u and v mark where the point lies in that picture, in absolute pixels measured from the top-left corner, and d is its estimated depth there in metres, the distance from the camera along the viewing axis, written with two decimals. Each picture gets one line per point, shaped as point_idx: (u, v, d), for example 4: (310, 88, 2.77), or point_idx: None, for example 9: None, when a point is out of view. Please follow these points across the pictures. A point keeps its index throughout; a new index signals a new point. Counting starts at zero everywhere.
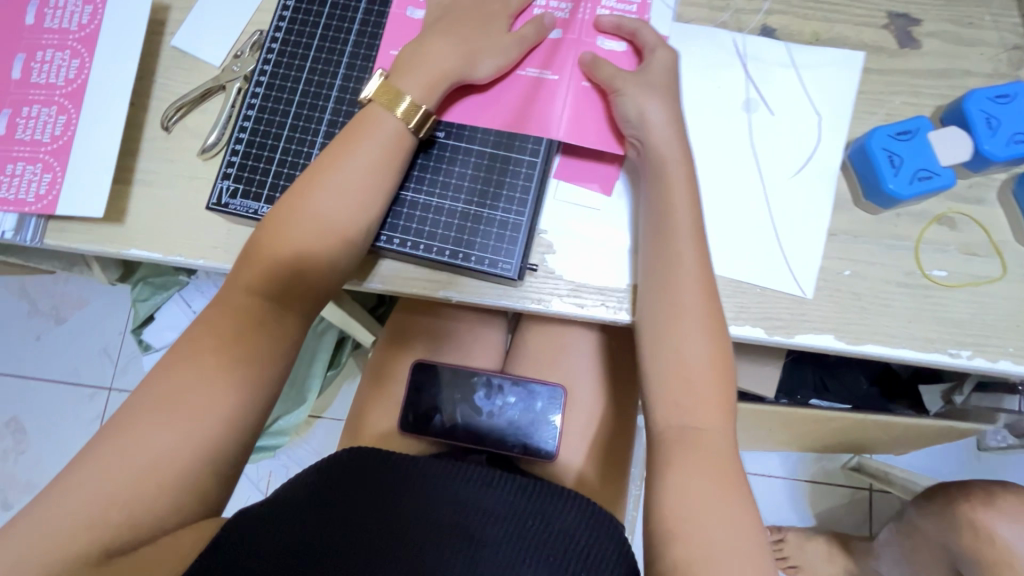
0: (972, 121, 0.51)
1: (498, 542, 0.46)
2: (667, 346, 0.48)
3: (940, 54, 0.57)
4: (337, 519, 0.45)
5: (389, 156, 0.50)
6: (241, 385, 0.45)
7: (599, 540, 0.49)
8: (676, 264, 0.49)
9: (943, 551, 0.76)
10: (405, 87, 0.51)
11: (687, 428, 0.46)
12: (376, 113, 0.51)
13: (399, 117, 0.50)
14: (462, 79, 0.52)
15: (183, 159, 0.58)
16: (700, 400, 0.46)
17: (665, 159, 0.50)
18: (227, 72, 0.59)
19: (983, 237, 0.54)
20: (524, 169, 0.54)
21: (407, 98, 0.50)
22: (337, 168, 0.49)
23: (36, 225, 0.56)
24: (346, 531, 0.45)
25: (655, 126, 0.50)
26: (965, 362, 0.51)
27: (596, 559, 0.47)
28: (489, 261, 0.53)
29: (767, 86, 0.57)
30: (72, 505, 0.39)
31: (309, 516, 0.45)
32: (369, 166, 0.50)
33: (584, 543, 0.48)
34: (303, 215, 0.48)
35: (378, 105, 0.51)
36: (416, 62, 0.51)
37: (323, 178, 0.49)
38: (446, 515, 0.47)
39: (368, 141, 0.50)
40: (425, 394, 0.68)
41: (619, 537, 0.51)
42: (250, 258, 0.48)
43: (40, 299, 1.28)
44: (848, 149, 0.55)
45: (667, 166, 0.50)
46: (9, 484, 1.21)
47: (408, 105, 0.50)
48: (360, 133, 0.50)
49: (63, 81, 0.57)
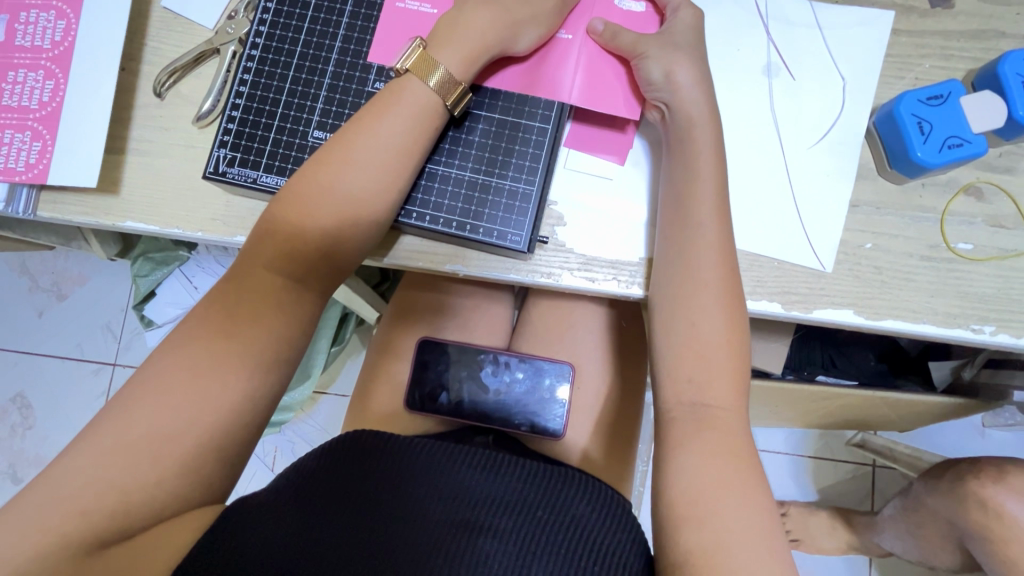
0: (1007, 85, 0.49)
1: (506, 526, 0.46)
2: (683, 320, 0.46)
3: (973, 15, 0.53)
4: (341, 509, 0.45)
5: (418, 131, 0.48)
6: (243, 363, 0.43)
7: (608, 521, 0.49)
8: (694, 238, 0.47)
9: (950, 527, 0.76)
10: (444, 59, 0.48)
11: (701, 406, 0.45)
12: (411, 84, 0.48)
13: (433, 89, 0.48)
14: (503, 50, 0.50)
15: (178, 127, 0.56)
16: (715, 373, 0.45)
17: (688, 123, 0.48)
18: (222, 34, 0.56)
19: (1012, 209, 0.52)
20: (535, 135, 0.52)
21: (443, 69, 0.48)
22: (363, 142, 0.47)
23: (28, 196, 0.54)
24: (349, 523, 0.44)
25: (680, 89, 0.48)
26: (987, 338, 0.50)
27: (607, 544, 0.46)
28: (498, 233, 0.51)
29: (791, 49, 0.54)
30: (72, 484, 0.38)
31: (311, 508, 0.45)
32: (399, 140, 0.47)
33: (593, 524, 0.48)
34: (328, 192, 0.46)
35: (414, 76, 0.48)
36: (454, 32, 0.49)
37: (347, 152, 0.47)
38: (450, 507, 0.47)
39: (399, 114, 0.47)
40: (431, 371, 0.67)
41: (629, 518, 0.50)
42: (270, 235, 0.46)
43: (40, 276, 1.26)
44: (874, 116, 0.52)
45: (690, 130, 0.48)
46: (18, 459, 1.21)
47: (443, 77, 0.48)
48: (388, 105, 0.48)
49: (49, 43, 0.55)
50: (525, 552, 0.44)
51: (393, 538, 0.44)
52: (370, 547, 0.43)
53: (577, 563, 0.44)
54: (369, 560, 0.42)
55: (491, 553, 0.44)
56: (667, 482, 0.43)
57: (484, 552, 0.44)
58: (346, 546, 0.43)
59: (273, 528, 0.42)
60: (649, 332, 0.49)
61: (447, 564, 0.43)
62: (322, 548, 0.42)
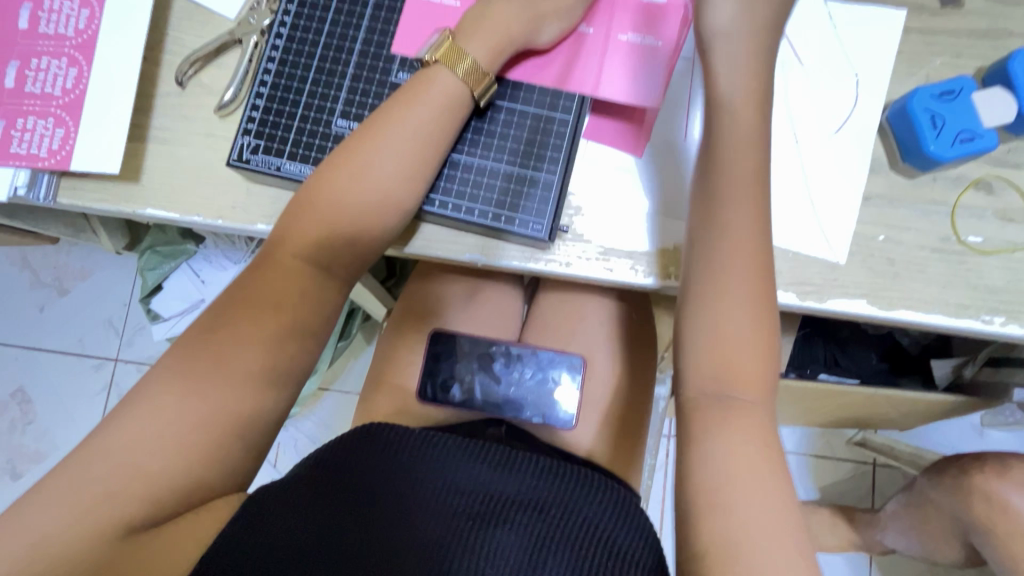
0: (1016, 80, 0.50)
1: (519, 522, 0.46)
2: (717, 308, 0.45)
3: (983, 14, 0.55)
4: (356, 500, 0.46)
5: (442, 120, 0.49)
6: (273, 347, 0.44)
7: (620, 521, 0.49)
8: (730, 217, 0.46)
9: (954, 521, 0.77)
10: (471, 49, 0.49)
11: (732, 396, 0.44)
12: (438, 73, 0.49)
13: (460, 78, 0.49)
14: (526, 43, 0.51)
15: (199, 117, 0.56)
16: (740, 370, 0.44)
17: (710, 103, 0.49)
18: (244, 25, 0.57)
19: (1021, 203, 0.53)
20: (557, 127, 0.53)
21: (470, 59, 0.49)
22: (392, 131, 0.48)
23: (49, 182, 0.54)
24: (363, 516, 0.45)
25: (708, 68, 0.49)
26: (997, 329, 0.51)
27: (618, 539, 0.46)
28: (520, 222, 0.52)
29: (807, 46, 0.55)
30: (104, 465, 0.38)
31: (324, 502, 0.45)
32: (424, 129, 0.48)
33: (605, 524, 0.48)
34: (356, 178, 0.47)
35: (442, 66, 0.49)
36: (478, 28, 0.50)
37: (375, 140, 0.48)
38: (463, 500, 0.47)
39: (425, 104, 0.48)
40: (444, 363, 0.69)
41: (641, 520, 0.50)
42: (295, 220, 0.47)
43: (42, 269, 1.26)
44: (887, 111, 0.53)
45: (712, 111, 0.49)
46: (18, 453, 1.21)
47: (471, 67, 0.49)
48: (414, 95, 0.49)
49: (73, 32, 0.55)
50: (538, 547, 0.44)
51: (407, 531, 0.44)
52: (381, 538, 0.44)
53: (588, 560, 0.44)
54: (380, 550, 0.43)
55: (503, 548, 0.44)
56: (679, 462, 0.45)
57: (495, 546, 0.44)
58: (359, 539, 0.43)
59: (290, 519, 0.43)
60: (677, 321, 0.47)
61: (459, 554, 0.43)
62: (335, 536, 0.43)
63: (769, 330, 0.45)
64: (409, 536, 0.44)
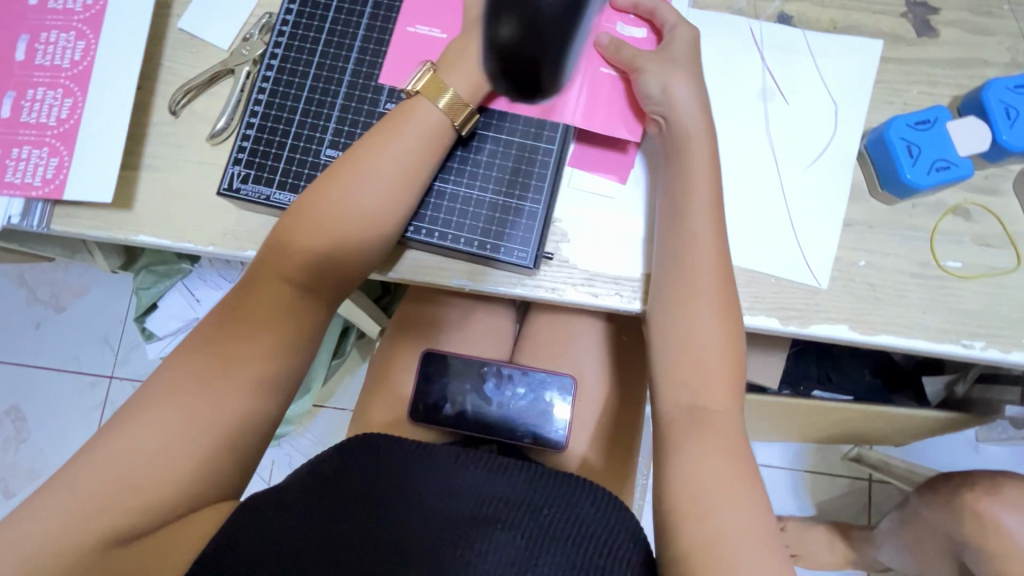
0: (991, 111, 0.51)
1: (510, 523, 0.46)
2: (679, 326, 0.48)
3: (958, 44, 0.56)
4: (346, 505, 0.45)
5: (426, 150, 0.50)
6: (259, 375, 0.44)
7: (611, 522, 0.48)
8: (694, 238, 0.49)
9: (947, 541, 0.77)
10: (453, 82, 0.50)
11: (699, 409, 0.47)
12: (421, 105, 0.50)
13: (442, 110, 0.50)
14: None
15: (192, 145, 0.57)
16: (705, 382, 0.47)
17: (687, 135, 0.50)
18: (236, 56, 0.58)
19: (999, 228, 0.54)
20: (541, 156, 0.54)
21: (452, 92, 0.50)
22: (376, 160, 0.49)
23: (42, 211, 0.55)
24: (354, 520, 0.44)
25: (680, 101, 0.50)
26: (978, 353, 0.51)
27: (610, 543, 0.46)
28: (505, 249, 0.53)
29: (786, 75, 0.56)
30: (86, 492, 0.38)
31: (314, 508, 0.44)
32: (410, 158, 0.49)
33: (595, 526, 0.47)
34: (341, 207, 0.48)
35: (423, 98, 0.50)
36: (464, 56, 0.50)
37: (361, 168, 0.49)
38: (456, 504, 0.47)
39: (409, 133, 0.49)
40: (435, 383, 0.67)
41: (631, 519, 0.50)
42: (281, 250, 0.47)
43: (39, 288, 1.27)
44: (865, 139, 0.55)
45: (690, 142, 0.50)
46: (11, 472, 1.20)
47: (451, 99, 0.50)
48: (400, 125, 0.50)
49: (68, 63, 0.56)
50: (531, 550, 0.44)
51: (398, 535, 0.44)
52: (372, 542, 0.43)
53: (580, 561, 0.44)
54: (371, 554, 0.42)
55: (497, 549, 0.44)
56: (660, 483, 0.46)
57: (488, 547, 0.44)
58: (351, 543, 0.43)
59: (280, 525, 0.42)
60: (646, 338, 0.51)
61: (452, 556, 0.43)
62: (326, 541, 0.42)
63: (735, 346, 0.48)
64: (401, 541, 0.43)
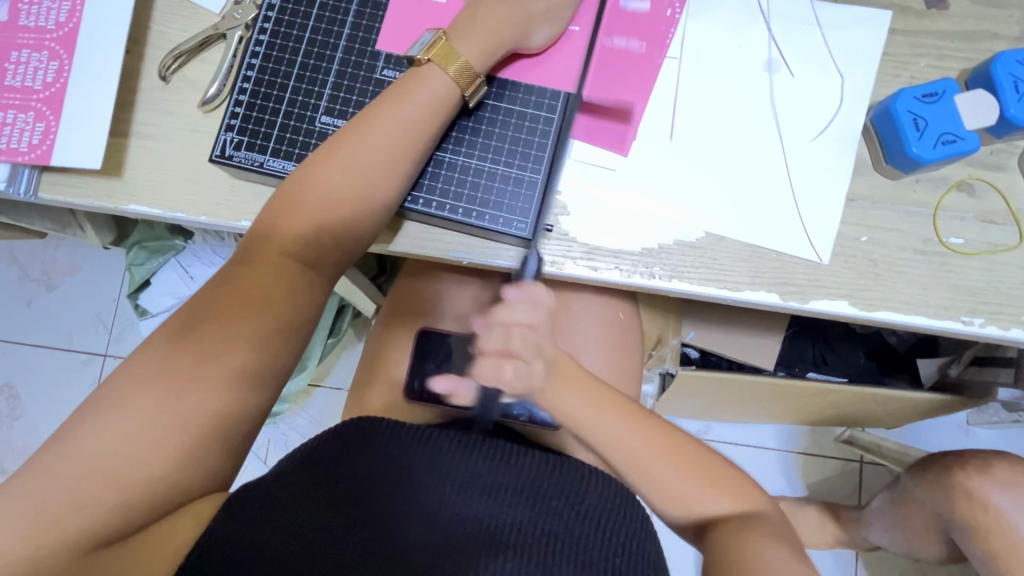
0: (998, 84, 0.50)
1: (517, 526, 0.44)
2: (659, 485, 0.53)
3: (967, 16, 0.55)
4: (344, 516, 0.43)
5: (433, 113, 0.49)
6: (252, 345, 0.44)
7: (619, 517, 0.47)
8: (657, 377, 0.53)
9: (934, 517, 0.78)
10: (461, 48, 0.49)
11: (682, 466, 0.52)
12: (427, 68, 0.49)
13: (451, 76, 0.49)
14: (516, 46, 0.51)
15: (182, 112, 0.56)
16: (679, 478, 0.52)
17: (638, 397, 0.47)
18: (229, 19, 0.56)
19: (1002, 205, 0.53)
20: (541, 126, 0.53)
21: (462, 59, 0.49)
22: (379, 127, 0.47)
23: (30, 176, 0.54)
24: (356, 524, 0.43)
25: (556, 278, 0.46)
26: (976, 330, 0.51)
27: (625, 548, 0.45)
28: (503, 220, 0.52)
29: (792, 46, 0.55)
30: (82, 456, 0.38)
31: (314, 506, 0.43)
32: (416, 125, 0.48)
33: (605, 520, 0.46)
34: (344, 175, 0.47)
35: (429, 63, 0.49)
36: (470, 25, 0.50)
37: (364, 135, 0.47)
38: (462, 506, 0.45)
39: (418, 98, 0.48)
40: (431, 361, 0.68)
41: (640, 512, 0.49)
42: (283, 216, 0.47)
43: (30, 265, 1.25)
44: (871, 113, 0.54)
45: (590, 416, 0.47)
46: (5, 450, 1.20)
47: (459, 65, 0.49)
48: (406, 90, 0.49)
49: (53, 24, 0.54)
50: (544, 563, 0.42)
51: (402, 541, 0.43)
52: (375, 543, 0.42)
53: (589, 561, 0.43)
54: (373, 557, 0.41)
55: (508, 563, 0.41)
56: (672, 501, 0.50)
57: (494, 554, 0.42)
58: (352, 548, 0.41)
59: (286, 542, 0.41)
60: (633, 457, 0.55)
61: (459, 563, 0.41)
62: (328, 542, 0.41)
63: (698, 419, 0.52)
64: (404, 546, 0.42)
